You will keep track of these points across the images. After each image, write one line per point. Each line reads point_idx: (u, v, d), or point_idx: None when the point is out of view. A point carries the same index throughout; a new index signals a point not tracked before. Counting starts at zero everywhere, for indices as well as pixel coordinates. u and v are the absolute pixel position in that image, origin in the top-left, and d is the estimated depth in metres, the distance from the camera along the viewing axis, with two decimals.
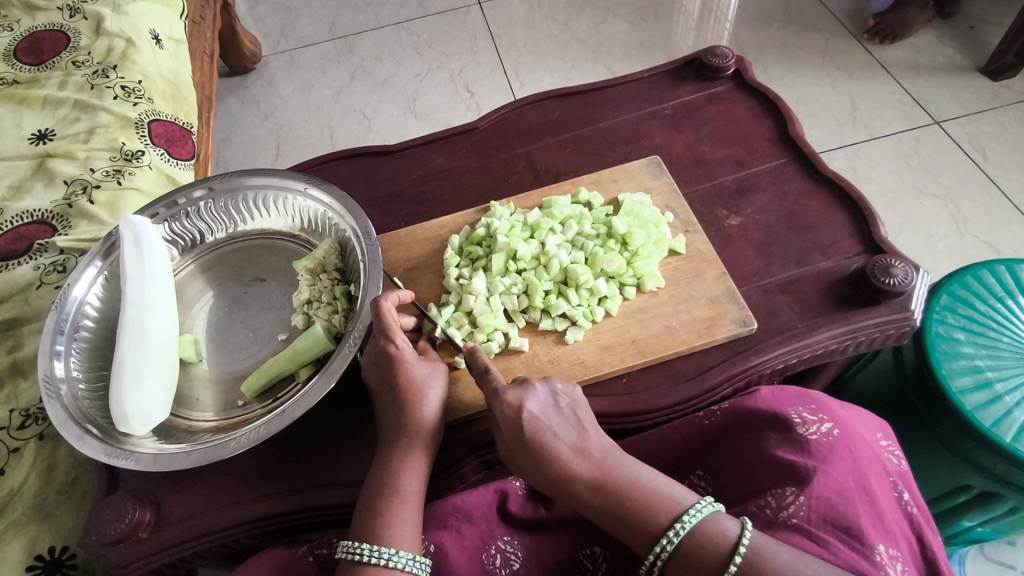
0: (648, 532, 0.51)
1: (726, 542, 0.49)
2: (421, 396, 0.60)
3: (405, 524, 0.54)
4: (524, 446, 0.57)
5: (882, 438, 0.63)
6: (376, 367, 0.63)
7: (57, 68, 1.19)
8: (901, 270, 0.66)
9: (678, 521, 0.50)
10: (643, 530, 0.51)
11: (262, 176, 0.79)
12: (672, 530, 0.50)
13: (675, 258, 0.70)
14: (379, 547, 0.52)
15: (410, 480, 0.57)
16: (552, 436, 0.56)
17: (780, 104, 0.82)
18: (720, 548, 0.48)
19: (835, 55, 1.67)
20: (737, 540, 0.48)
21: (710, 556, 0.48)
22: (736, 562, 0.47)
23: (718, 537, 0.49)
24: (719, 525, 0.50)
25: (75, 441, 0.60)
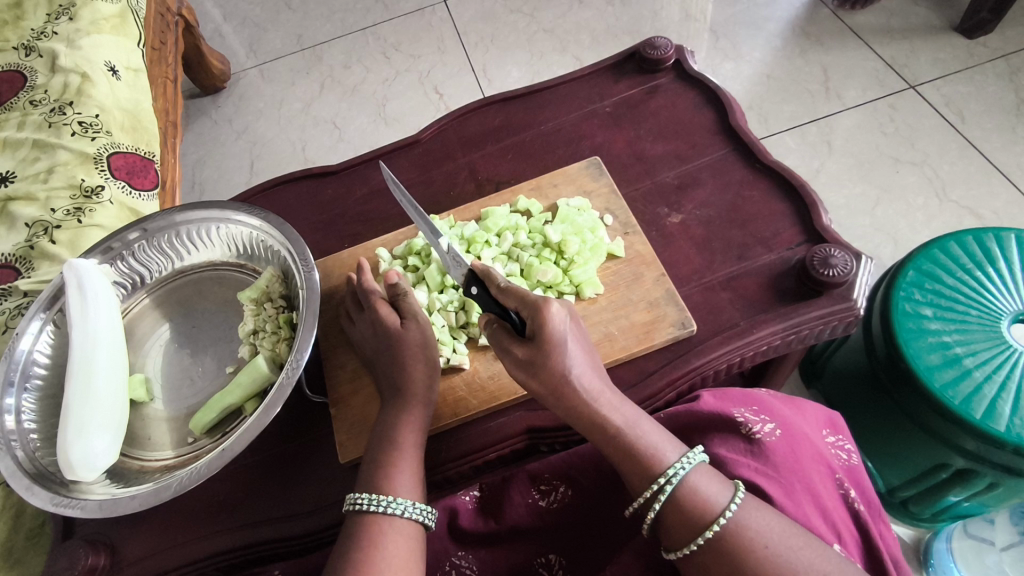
0: (648, 470, 0.51)
1: (715, 505, 0.48)
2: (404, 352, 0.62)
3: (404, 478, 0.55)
4: (535, 375, 0.53)
5: (829, 432, 0.62)
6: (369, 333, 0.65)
7: (16, 109, 1.20)
8: (840, 260, 0.64)
9: (680, 461, 0.50)
10: (645, 469, 0.50)
11: (199, 210, 0.78)
12: (666, 476, 0.49)
13: (614, 262, 0.69)
14: (378, 497, 0.52)
15: (406, 434, 0.58)
16: (563, 365, 0.52)
17: (720, 93, 0.81)
18: (708, 508, 0.47)
19: (806, 25, 1.63)
20: (727, 503, 0.47)
21: (696, 511, 0.48)
22: (718, 524, 0.46)
23: (707, 496, 0.48)
24: (712, 476, 0.50)
25: (23, 492, 0.61)
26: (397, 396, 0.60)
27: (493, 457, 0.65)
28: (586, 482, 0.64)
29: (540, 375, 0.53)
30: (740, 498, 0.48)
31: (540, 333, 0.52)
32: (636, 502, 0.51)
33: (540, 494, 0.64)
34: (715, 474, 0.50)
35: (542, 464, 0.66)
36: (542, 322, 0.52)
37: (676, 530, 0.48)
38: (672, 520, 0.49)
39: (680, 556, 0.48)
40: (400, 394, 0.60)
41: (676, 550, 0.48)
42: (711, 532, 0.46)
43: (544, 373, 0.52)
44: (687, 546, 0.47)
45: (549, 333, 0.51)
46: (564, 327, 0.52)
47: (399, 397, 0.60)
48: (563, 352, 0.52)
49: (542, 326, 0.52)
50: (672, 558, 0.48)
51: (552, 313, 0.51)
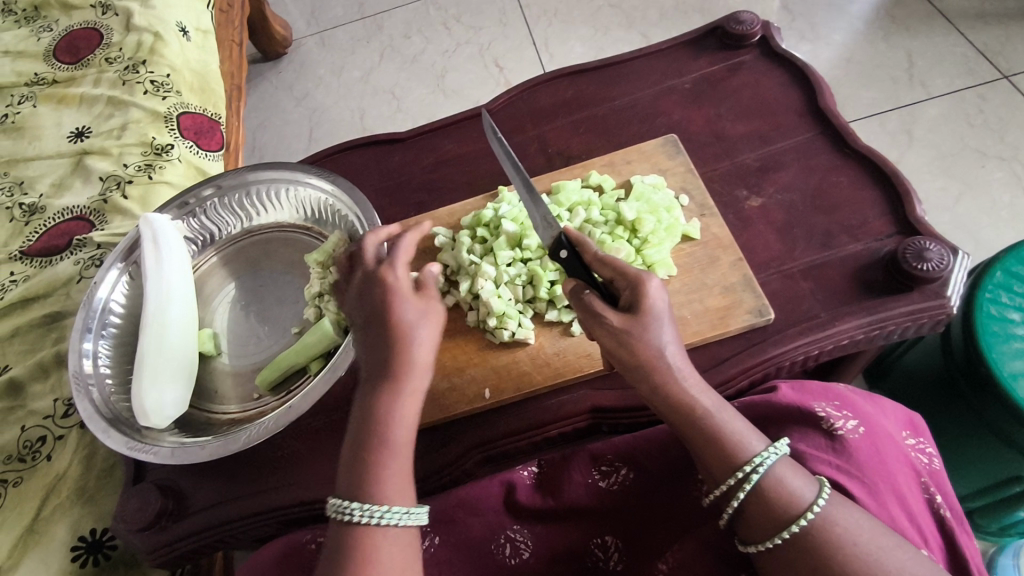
0: (730, 458, 0.48)
1: (801, 500, 0.46)
2: (410, 335, 0.52)
3: (394, 477, 0.48)
4: (622, 348, 0.51)
5: (911, 434, 0.59)
6: (369, 300, 0.55)
7: (93, 65, 1.23)
8: (936, 253, 0.60)
9: (767, 450, 0.48)
10: (728, 456, 0.48)
11: (270, 170, 0.79)
12: (752, 465, 0.47)
13: (688, 244, 0.67)
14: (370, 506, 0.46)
15: (401, 428, 0.49)
16: (658, 339, 0.51)
17: (809, 72, 0.77)
18: (794, 502, 0.46)
19: (890, 7, 1.54)
20: (815, 496, 0.46)
21: (781, 504, 0.46)
22: (807, 518, 0.45)
23: (793, 490, 0.46)
24: (795, 470, 0.48)
25: (101, 434, 0.64)
26: (390, 376, 0.51)
27: (555, 434, 0.64)
28: (651, 466, 0.62)
29: (629, 345, 0.51)
30: (826, 492, 0.46)
31: (638, 305, 0.51)
32: (714, 491, 0.49)
33: (601, 475, 0.62)
34: (798, 469, 0.48)
35: (605, 445, 0.64)
36: (640, 295, 0.52)
37: (758, 523, 0.47)
38: (756, 511, 0.47)
39: (761, 549, 0.47)
40: (396, 373, 0.51)
41: (756, 544, 0.47)
42: (797, 526, 0.45)
43: (632, 345, 0.51)
44: (770, 539, 0.46)
45: (646, 304, 0.51)
46: (663, 304, 0.52)
47: (388, 382, 0.51)
48: (660, 327, 0.51)
49: (642, 295, 0.51)
50: (750, 551, 0.47)
51: (651, 288, 0.52)
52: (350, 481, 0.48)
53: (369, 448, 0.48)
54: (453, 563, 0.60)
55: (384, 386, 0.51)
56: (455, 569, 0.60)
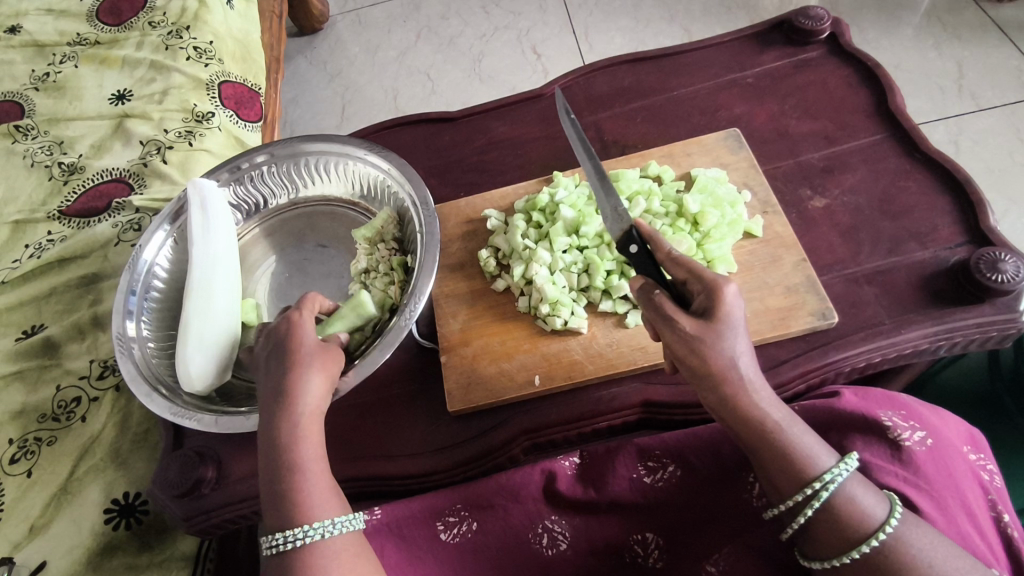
0: (799, 473, 0.47)
1: (872, 520, 0.44)
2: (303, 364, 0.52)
3: (319, 494, 0.48)
4: (692, 354, 0.48)
5: (972, 450, 0.57)
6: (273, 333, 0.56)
7: (136, 28, 1.22)
8: (1012, 265, 0.58)
9: (839, 466, 0.46)
10: (797, 469, 0.47)
11: (322, 142, 0.77)
12: (822, 481, 0.46)
13: (750, 241, 0.65)
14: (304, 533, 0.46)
15: (310, 447, 0.49)
16: (731, 349, 0.48)
17: (879, 73, 0.74)
18: (864, 521, 0.44)
19: (943, 14, 1.51)
20: (884, 517, 0.44)
21: (851, 522, 0.45)
22: (878, 540, 0.43)
23: (864, 508, 0.45)
24: (866, 487, 0.46)
25: (144, 398, 0.63)
26: (285, 403, 0.50)
27: (603, 426, 0.63)
28: (702, 466, 0.59)
29: (699, 352, 0.48)
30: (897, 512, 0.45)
31: (713, 311, 0.48)
32: (780, 506, 0.48)
33: (646, 471, 0.60)
34: (867, 484, 0.46)
35: (654, 439, 0.61)
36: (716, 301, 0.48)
37: (826, 539, 0.46)
38: (824, 529, 0.46)
39: (825, 566, 0.46)
40: (286, 402, 0.50)
41: (823, 562, 0.46)
42: (867, 547, 0.44)
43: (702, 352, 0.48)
44: (838, 557, 0.45)
45: (722, 311, 0.48)
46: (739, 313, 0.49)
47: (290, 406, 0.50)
48: (735, 336, 0.48)
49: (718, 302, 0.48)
50: (815, 566, 0.47)
51: (729, 293, 0.48)
52: (274, 503, 0.47)
53: (282, 471, 0.48)
54: (489, 548, 0.59)
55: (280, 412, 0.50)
56: (490, 554, 0.59)
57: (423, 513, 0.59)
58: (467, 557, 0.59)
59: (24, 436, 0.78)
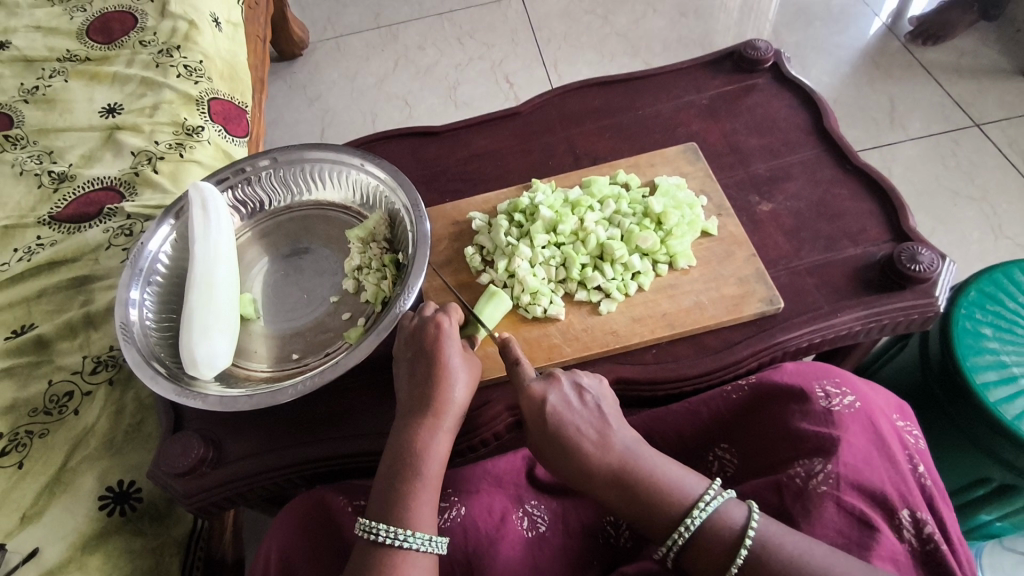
0: (665, 516, 0.54)
1: (734, 528, 0.52)
2: (450, 380, 0.61)
3: (426, 506, 0.56)
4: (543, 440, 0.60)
5: (900, 417, 0.64)
6: (420, 338, 0.64)
7: (126, 47, 1.26)
8: (927, 258, 0.68)
9: (697, 506, 0.53)
10: (656, 524, 0.54)
11: (321, 150, 0.84)
12: (684, 523, 0.53)
13: (707, 239, 0.74)
14: (396, 529, 0.54)
15: (433, 463, 0.58)
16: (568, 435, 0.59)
17: (815, 97, 0.85)
18: (729, 532, 0.51)
19: (875, 55, 1.67)
20: (743, 525, 0.51)
21: (719, 538, 0.51)
22: (746, 545, 0.50)
23: (725, 519, 0.52)
24: (735, 502, 0.53)
25: (149, 379, 0.67)
26: (430, 412, 0.60)
27: None
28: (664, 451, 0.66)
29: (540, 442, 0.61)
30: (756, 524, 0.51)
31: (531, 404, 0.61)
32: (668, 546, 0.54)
33: None
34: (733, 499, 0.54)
35: None
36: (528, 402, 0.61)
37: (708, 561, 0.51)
38: (704, 552, 0.52)
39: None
40: (436, 411, 0.60)
41: None
42: (743, 555, 0.50)
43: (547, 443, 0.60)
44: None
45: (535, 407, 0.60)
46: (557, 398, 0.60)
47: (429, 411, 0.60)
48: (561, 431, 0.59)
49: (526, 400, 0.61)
50: None
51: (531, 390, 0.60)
52: (384, 505, 0.56)
53: (405, 475, 0.57)
54: (479, 530, 0.61)
55: (425, 419, 0.60)
56: (476, 540, 0.61)
57: None
58: (458, 542, 0.61)
59: (14, 429, 0.79)
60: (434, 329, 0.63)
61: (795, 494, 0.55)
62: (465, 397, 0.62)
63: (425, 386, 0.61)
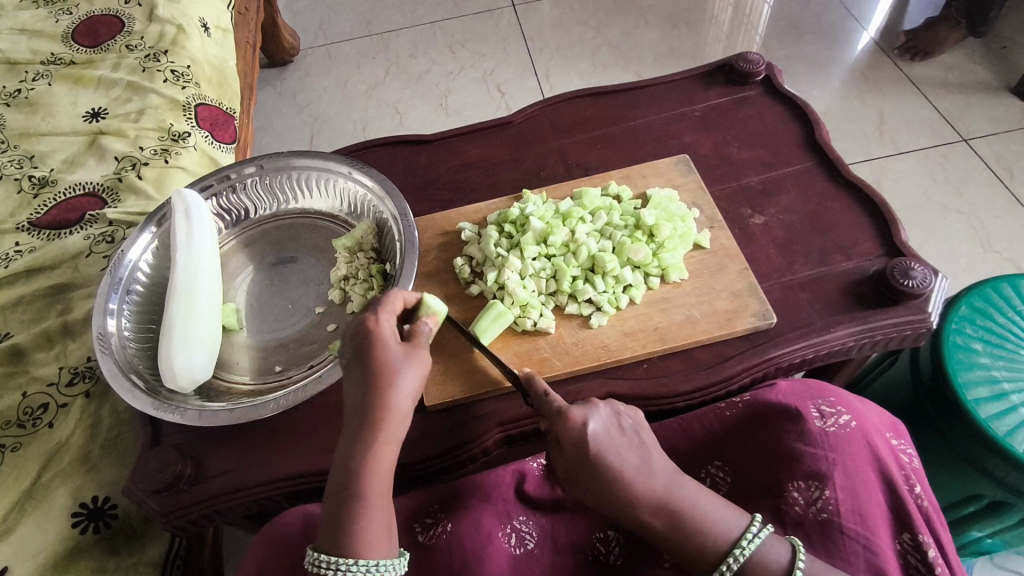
0: (710, 550, 0.52)
1: (779, 564, 0.50)
2: (392, 382, 0.55)
3: (373, 529, 0.51)
4: (580, 470, 0.55)
5: (894, 436, 0.63)
6: (355, 340, 0.58)
7: (112, 51, 1.24)
8: (920, 273, 0.68)
9: (743, 540, 0.51)
10: (696, 558, 0.52)
11: (308, 157, 0.82)
12: (732, 556, 0.51)
13: (699, 252, 0.73)
14: (339, 559, 0.50)
15: (379, 480, 0.53)
16: (614, 466, 0.53)
17: (807, 110, 0.85)
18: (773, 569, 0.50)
19: (865, 70, 1.68)
20: (789, 564, 0.50)
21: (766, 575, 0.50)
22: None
23: (772, 557, 0.50)
24: (777, 539, 0.51)
25: (126, 393, 0.65)
26: (372, 422, 0.54)
27: None
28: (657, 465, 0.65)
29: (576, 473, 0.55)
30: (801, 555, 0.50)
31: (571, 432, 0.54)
32: None
33: None
34: (776, 537, 0.52)
35: None
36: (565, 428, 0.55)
37: None
38: None
39: None
40: (374, 421, 0.54)
41: None
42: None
43: (588, 475, 0.54)
44: None
45: (573, 435, 0.54)
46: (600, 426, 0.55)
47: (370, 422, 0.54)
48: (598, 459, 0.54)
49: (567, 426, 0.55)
50: None
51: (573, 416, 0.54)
52: (332, 529, 0.51)
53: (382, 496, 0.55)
54: (466, 546, 0.59)
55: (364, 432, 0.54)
56: (461, 556, 0.59)
57: (404, 516, 0.62)
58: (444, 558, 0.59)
59: None
60: (370, 328, 0.58)
61: (795, 519, 0.54)
62: (411, 399, 0.56)
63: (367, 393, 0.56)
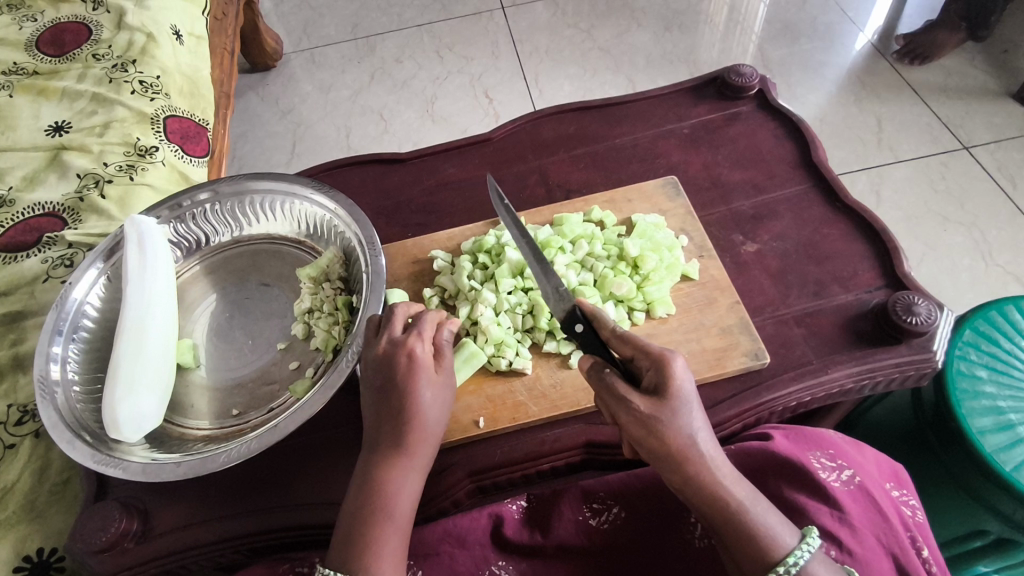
0: (769, 552, 0.45)
1: None
2: (421, 419, 0.54)
3: (391, 554, 0.49)
4: (650, 434, 0.49)
5: (894, 485, 0.59)
6: (391, 365, 0.55)
7: (78, 60, 1.19)
8: (924, 308, 0.63)
9: (800, 547, 0.45)
10: (769, 545, 0.45)
11: (269, 180, 0.77)
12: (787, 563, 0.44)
13: (687, 283, 0.68)
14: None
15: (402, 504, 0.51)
16: (687, 428, 0.48)
17: (803, 127, 0.80)
18: None
19: (863, 74, 1.64)
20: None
21: None
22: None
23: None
24: (835, 567, 0.45)
25: (65, 445, 0.60)
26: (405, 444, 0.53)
27: (546, 468, 0.63)
28: (643, 508, 0.60)
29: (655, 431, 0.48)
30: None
31: (665, 386, 0.49)
32: None
33: (591, 513, 0.60)
34: (830, 563, 0.45)
35: (598, 482, 0.62)
36: (665, 374, 0.50)
37: None
38: None
39: None
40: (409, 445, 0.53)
41: None
42: None
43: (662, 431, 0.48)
44: None
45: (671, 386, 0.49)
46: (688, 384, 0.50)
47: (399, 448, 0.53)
48: (689, 411, 0.49)
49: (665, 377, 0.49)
50: None
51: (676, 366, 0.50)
52: (345, 551, 0.49)
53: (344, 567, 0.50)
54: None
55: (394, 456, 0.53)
56: None
57: None
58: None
59: None
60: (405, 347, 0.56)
61: None
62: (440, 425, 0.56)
63: (391, 418, 0.54)
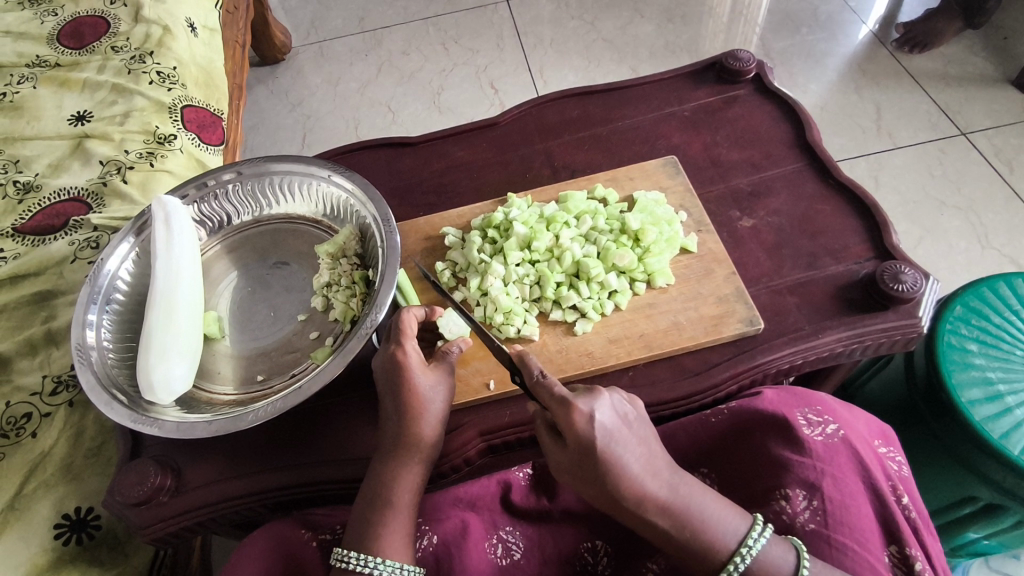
0: (709, 559, 0.49)
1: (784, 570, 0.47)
2: (424, 408, 0.58)
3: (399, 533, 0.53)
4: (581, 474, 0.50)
5: (882, 443, 0.62)
6: (384, 369, 0.60)
7: (97, 52, 1.23)
8: (910, 277, 0.66)
9: (739, 553, 0.48)
10: (707, 560, 0.49)
11: (289, 162, 0.81)
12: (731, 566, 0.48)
13: (686, 256, 0.72)
14: (367, 556, 0.50)
15: (404, 490, 0.55)
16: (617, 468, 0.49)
17: (798, 109, 0.83)
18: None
19: (862, 63, 1.66)
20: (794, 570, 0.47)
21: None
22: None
23: (775, 562, 0.48)
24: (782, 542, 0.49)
25: (104, 406, 0.64)
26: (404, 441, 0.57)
27: None
28: None
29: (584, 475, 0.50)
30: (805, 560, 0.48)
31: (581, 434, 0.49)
32: None
33: None
34: (778, 542, 0.49)
35: None
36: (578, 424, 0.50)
37: None
38: None
39: None
40: (409, 444, 0.57)
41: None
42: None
43: (592, 475, 0.49)
44: None
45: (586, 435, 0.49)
46: (607, 425, 0.50)
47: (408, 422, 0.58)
48: (614, 452, 0.49)
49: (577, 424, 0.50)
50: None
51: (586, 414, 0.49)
52: (359, 530, 0.53)
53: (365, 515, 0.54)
54: (453, 560, 0.58)
55: (398, 454, 0.57)
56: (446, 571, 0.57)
57: None
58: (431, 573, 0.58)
59: None
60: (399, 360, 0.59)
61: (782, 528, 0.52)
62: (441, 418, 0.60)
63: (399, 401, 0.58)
